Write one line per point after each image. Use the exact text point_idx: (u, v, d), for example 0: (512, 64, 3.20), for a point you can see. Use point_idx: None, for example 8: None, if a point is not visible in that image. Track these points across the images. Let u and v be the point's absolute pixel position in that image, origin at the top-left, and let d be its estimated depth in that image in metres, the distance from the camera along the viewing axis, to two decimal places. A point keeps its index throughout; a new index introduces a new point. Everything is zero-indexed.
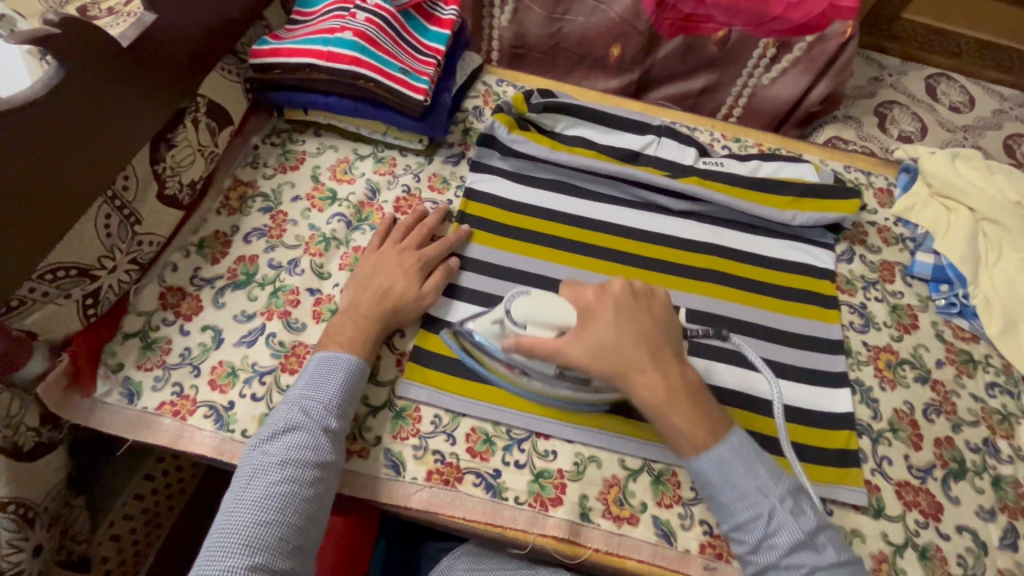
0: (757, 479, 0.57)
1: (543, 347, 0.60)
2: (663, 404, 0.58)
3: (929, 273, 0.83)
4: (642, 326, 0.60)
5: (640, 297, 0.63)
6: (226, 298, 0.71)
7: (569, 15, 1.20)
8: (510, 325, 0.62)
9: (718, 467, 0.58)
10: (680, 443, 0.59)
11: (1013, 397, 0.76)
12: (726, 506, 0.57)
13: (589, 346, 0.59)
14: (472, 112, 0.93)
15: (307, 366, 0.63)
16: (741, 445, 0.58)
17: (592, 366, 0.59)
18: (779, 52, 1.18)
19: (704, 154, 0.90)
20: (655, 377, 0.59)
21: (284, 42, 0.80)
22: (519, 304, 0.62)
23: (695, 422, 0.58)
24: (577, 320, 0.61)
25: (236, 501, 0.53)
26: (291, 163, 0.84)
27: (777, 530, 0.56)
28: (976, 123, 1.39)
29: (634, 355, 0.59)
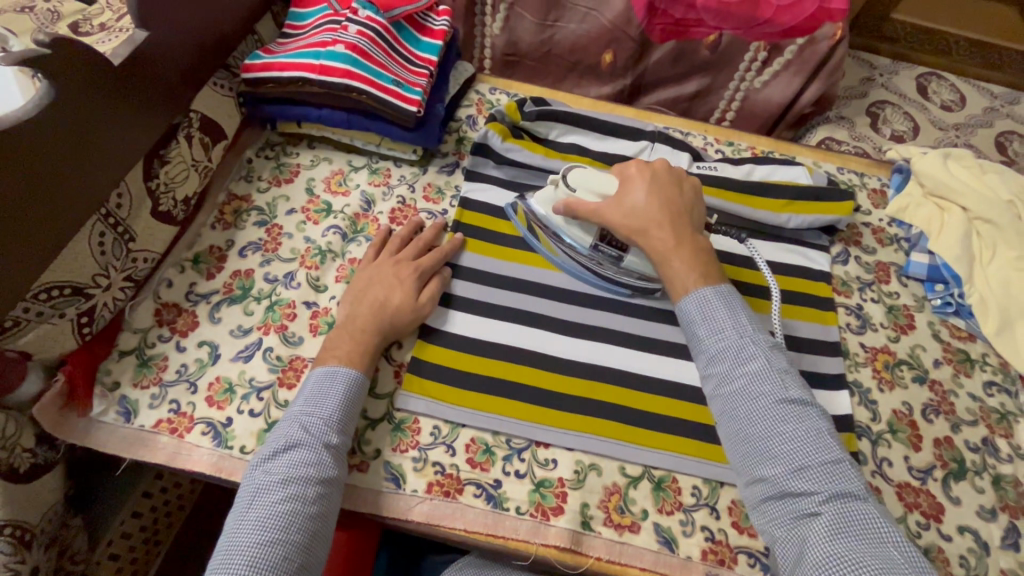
0: (739, 322, 0.64)
1: (586, 207, 0.72)
2: (670, 251, 0.68)
3: (925, 272, 0.83)
4: (667, 201, 0.71)
5: (674, 174, 0.74)
6: (223, 313, 0.71)
7: (561, 22, 1.21)
8: (564, 187, 0.74)
9: (697, 305, 0.66)
10: (676, 284, 0.68)
11: (1010, 395, 0.76)
12: (703, 341, 0.65)
13: (621, 206, 0.71)
14: (465, 121, 0.93)
15: (306, 383, 0.63)
16: (728, 294, 0.67)
17: (621, 221, 0.70)
18: (769, 55, 1.19)
19: (698, 159, 0.90)
20: (670, 235, 0.68)
21: (276, 55, 0.80)
22: (576, 173, 0.73)
23: (693, 270, 0.68)
24: (617, 187, 0.72)
25: (239, 522, 0.53)
26: (286, 176, 0.84)
27: (757, 382, 0.61)
28: (967, 121, 1.40)
29: (658, 216, 0.69)
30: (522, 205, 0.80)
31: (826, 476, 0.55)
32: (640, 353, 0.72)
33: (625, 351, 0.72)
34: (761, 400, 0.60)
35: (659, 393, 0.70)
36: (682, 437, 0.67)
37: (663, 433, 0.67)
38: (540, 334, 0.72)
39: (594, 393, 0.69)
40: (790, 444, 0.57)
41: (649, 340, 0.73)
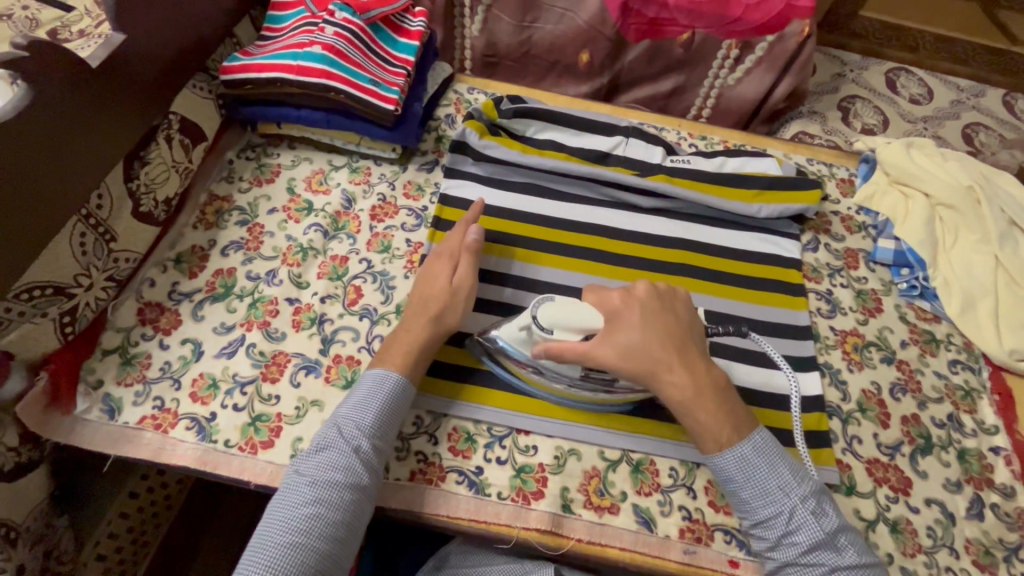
0: (770, 460, 0.60)
1: (573, 351, 0.61)
2: (693, 400, 0.61)
3: (891, 257, 0.86)
4: (668, 332, 0.63)
5: (664, 298, 0.66)
6: (205, 311, 0.72)
7: (538, 23, 1.23)
8: (537, 331, 0.62)
9: (735, 462, 0.60)
10: (709, 442, 0.61)
11: (974, 372, 0.79)
12: (734, 478, 0.61)
13: (615, 344, 0.61)
14: (444, 120, 0.95)
15: (360, 385, 0.64)
16: (765, 445, 0.61)
17: (617, 363, 0.60)
18: (741, 52, 1.22)
19: (671, 153, 0.93)
20: (684, 378, 0.61)
21: (254, 57, 0.81)
22: (546, 310, 0.62)
23: (724, 422, 0.61)
24: (603, 322, 0.62)
25: (268, 517, 0.55)
26: (267, 176, 0.85)
27: (797, 528, 0.58)
28: (935, 114, 1.44)
29: (663, 357, 0.61)
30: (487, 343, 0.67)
31: (812, 529, 0.58)
32: None
33: None
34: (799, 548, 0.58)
35: None
36: (659, 421, 0.69)
37: (640, 417, 0.69)
38: None
39: None
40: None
41: None
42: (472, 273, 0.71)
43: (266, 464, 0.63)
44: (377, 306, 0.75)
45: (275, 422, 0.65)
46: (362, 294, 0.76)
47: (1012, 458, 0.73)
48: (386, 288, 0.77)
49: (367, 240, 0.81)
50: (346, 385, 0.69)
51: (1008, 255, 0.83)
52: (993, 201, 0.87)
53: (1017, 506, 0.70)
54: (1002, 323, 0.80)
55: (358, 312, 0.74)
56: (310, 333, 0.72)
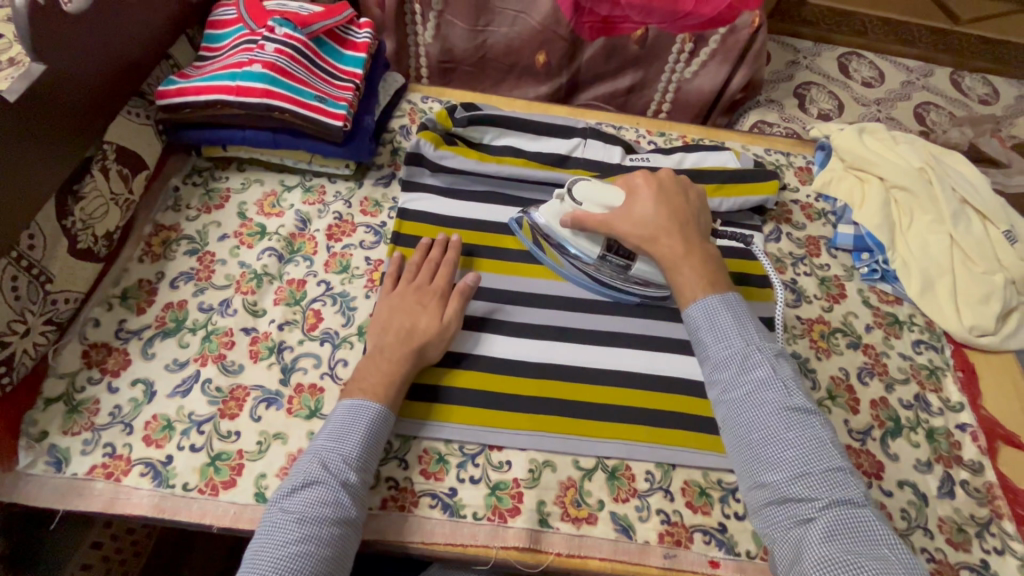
0: (746, 332, 0.65)
1: (594, 221, 0.73)
2: (680, 259, 0.70)
3: (851, 243, 0.87)
4: (676, 210, 0.73)
5: (680, 184, 0.76)
6: (156, 348, 0.69)
7: (491, 27, 1.22)
8: (569, 202, 0.74)
9: (705, 313, 0.67)
10: (687, 292, 0.69)
11: (938, 351, 0.81)
12: (714, 365, 0.65)
13: (631, 217, 0.72)
14: (399, 131, 0.93)
15: (334, 416, 0.62)
16: (735, 303, 0.67)
17: (631, 231, 0.72)
18: (696, 45, 1.22)
19: (630, 151, 0.92)
20: (678, 242, 0.70)
21: (192, 79, 0.78)
22: (581, 186, 0.74)
23: (703, 278, 0.69)
24: (624, 198, 0.74)
25: (254, 556, 0.53)
26: (216, 202, 0.82)
27: (767, 402, 0.60)
28: (887, 96, 1.47)
29: (666, 225, 0.71)
30: (527, 220, 0.81)
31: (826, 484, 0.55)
32: (587, 345, 0.74)
33: (570, 346, 0.73)
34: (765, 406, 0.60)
35: (607, 383, 0.71)
36: (634, 425, 0.68)
37: (614, 422, 0.68)
38: (491, 338, 0.73)
39: (545, 391, 0.70)
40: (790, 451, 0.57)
41: (596, 333, 0.75)
42: (460, 313, 0.71)
43: (228, 504, 0.60)
44: (338, 329, 0.73)
45: (236, 459, 0.63)
46: (322, 319, 0.74)
47: (977, 433, 0.74)
48: (347, 310, 0.75)
49: (325, 261, 0.78)
50: (309, 415, 0.66)
51: (962, 232, 0.84)
52: (944, 181, 0.88)
53: (986, 480, 0.71)
54: (961, 299, 0.82)
55: (318, 338, 0.72)
56: (270, 363, 0.69)
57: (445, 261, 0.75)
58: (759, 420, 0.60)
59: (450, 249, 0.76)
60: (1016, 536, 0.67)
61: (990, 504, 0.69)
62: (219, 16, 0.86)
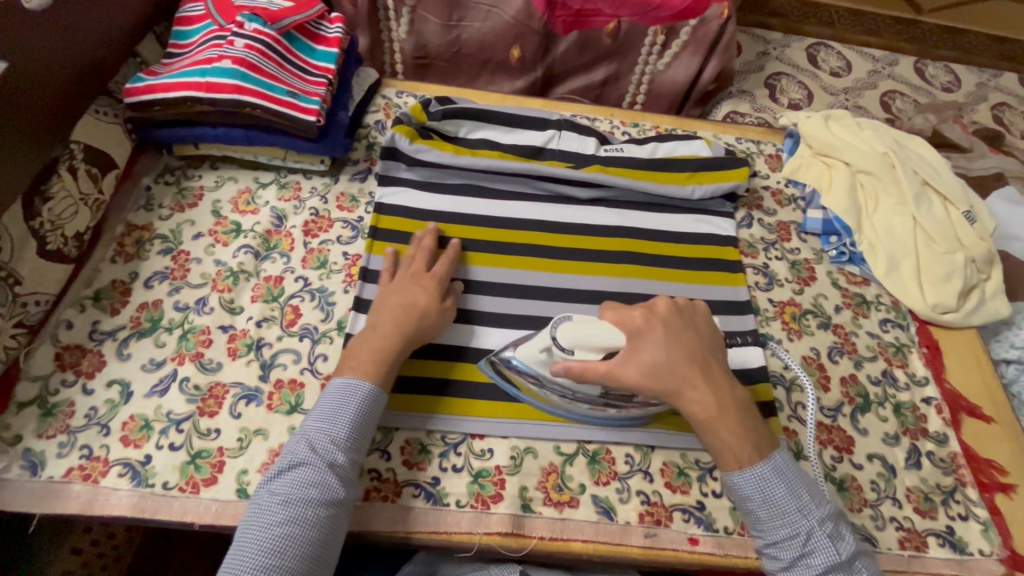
0: (799, 499, 0.59)
1: (596, 371, 0.61)
2: (715, 419, 0.61)
3: (819, 227, 0.90)
4: (687, 347, 0.63)
5: (684, 315, 0.66)
6: (132, 348, 0.68)
7: (465, 21, 1.22)
8: (558, 351, 0.63)
9: (754, 483, 0.60)
10: (727, 457, 0.61)
11: (904, 329, 0.84)
12: (765, 522, 0.60)
13: (638, 364, 0.61)
14: (374, 126, 0.93)
15: (323, 398, 0.62)
16: (783, 465, 0.60)
17: (641, 384, 0.61)
18: (667, 38, 1.24)
19: (605, 142, 0.94)
20: (706, 394, 0.62)
21: (160, 76, 0.76)
22: (566, 333, 0.63)
23: (745, 440, 0.61)
24: (626, 341, 0.62)
25: (242, 536, 0.54)
26: (189, 200, 0.81)
27: (816, 548, 0.58)
28: (855, 85, 1.51)
29: (687, 373, 0.62)
30: (500, 363, 0.69)
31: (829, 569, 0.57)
32: None
33: None
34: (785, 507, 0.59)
35: None
36: (613, 410, 0.70)
37: None
38: (470, 329, 0.74)
39: None
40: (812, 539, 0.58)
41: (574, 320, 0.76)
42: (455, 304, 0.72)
43: (209, 501, 0.60)
44: (317, 324, 0.73)
45: (217, 456, 0.62)
46: (300, 314, 0.73)
47: (942, 406, 0.77)
48: (326, 305, 0.75)
49: (302, 257, 0.78)
50: (290, 410, 0.66)
51: (924, 214, 0.87)
52: (907, 165, 0.91)
53: (950, 451, 0.74)
54: (924, 279, 0.85)
55: (298, 333, 0.72)
56: (249, 360, 0.69)
57: (448, 254, 0.75)
58: (776, 509, 0.59)
59: (454, 245, 0.77)
60: (979, 503, 0.70)
61: (955, 472, 0.72)
62: (187, 12, 0.85)
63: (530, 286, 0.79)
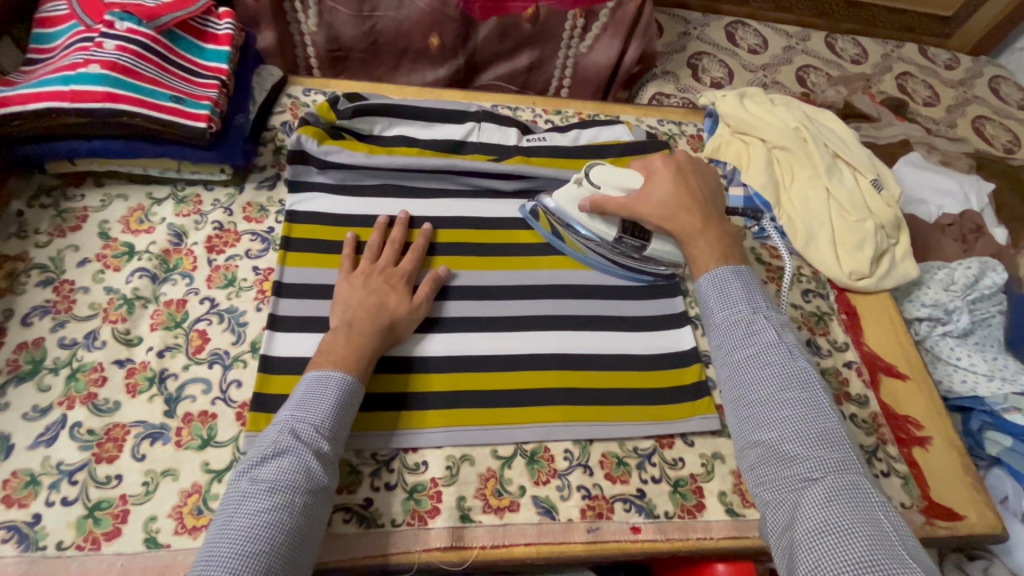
0: (754, 301, 0.64)
1: (614, 203, 0.74)
2: (697, 233, 0.70)
3: (742, 204, 0.91)
4: (692, 189, 0.73)
5: (696, 169, 0.76)
6: (10, 396, 0.61)
7: (378, 11, 1.16)
8: (587, 185, 0.77)
9: (717, 283, 0.66)
10: (699, 263, 0.69)
11: (824, 297, 0.87)
12: (714, 313, 0.65)
13: (650, 199, 0.72)
14: (280, 129, 0.86)
15: (300, 386, 0.59)
16: (746, 277, 0.66)
17: (650, 213, 0.72)
18: (587, 21, 1.23)
19: (527, 132, 0.91)
20: (698, 218, 0.70)
21: (16, 86, 0.67)
22: (598, 170, 0.76)
23: (716, 252, 0.68)
24: (642, 180, 0.74)
25: (221, 530, 0.49)
26: (72, 223, 0.73)
27: (761, 334, 0.62)
28: (772, 61, 1.55)
29: (687, 202, 0.71)
30: (542, 208, 0.83)
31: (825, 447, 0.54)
32: (495, 332, 0.73)
33: (479, 336, 0.72)
34: (776, 369, 0.59)
35: (519, 369, 0.70)
36: (550, 407, 0.69)
37: (529, 407, 0.68)
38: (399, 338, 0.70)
39: (457, 384, 0.68)
40: (785, 410, 0.57)
41: (505, 319, 0.74)
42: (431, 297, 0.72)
43: (112, 558, 0.54)
44: (228, 348, 0.67)
45: (119, 505, 0.57)
46: (208, 339, 0.68)
47: (861, 368, 0.81)
48: (237, 327, 0.69)
49: (207, 276, 0.72)
50: (201, 444, 0.61)
51: (837, 185, 0.90)
52: (818, 138, 0.94)
53: (871, 411, 0.77)
54: (840, 248, 0.88)
55: (206, 360, 0.66)
56: (151, 395, 0.63)
57: (417, 244, 0.75)
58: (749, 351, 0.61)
59: (424, 236, 0.76)
60: (898, 458, 0.74)
61: (876, 432, 0.76)
62: (48, 12, 0.75)
63: (466, 285, 0.76)
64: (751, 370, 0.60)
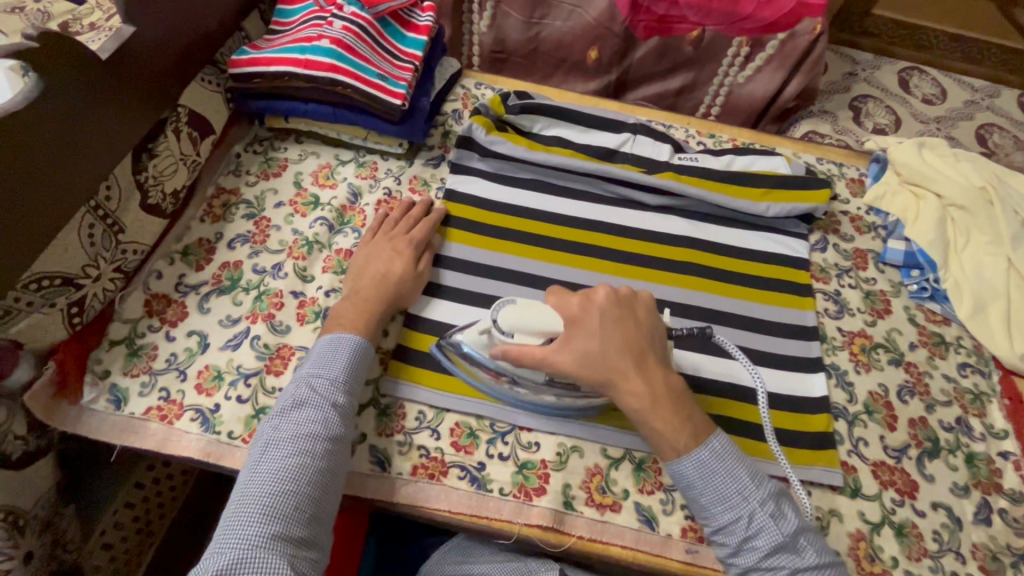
0: (739, 482, 0.59)
1: (531, 355, 0.60)
2: (648, 408, 0.60)
3: (901, 259, 0.85)
4: (630, 342, 0.62)
5: (624, 305, 0.64)
6: (212, 303, 0.72)
7: (546, 19, 1.23)
8: (498, 334, 0.62)
9: (695, 471, 0.59)
10: (667, 450, 0.61)
11: (984, 376, 0.78)
12: (706, 507, 0.59)
13: (574, 352, 0.60)
14: (451, 115, 0.94)
15: (316, 348, 0.64)
16: (723, 450, 0.60)
17: (579, 374, 0.60)
18: (752, 50, 1.20)
19: (680, 150, 0.92)
20: (641, 386, 0.60)
21: (263, 51, 0.81)
22: (506, 313, 0.62)
23: (682, 431, 0.60)
24: (564, 327, 0.61)
25: (251, 474, 0.55)
26: (274, 169, 0.85)
27: (757, 531, 0.57)
28: (948, 114, 1.42)
29: (620, 365, 0.60)
30: (450, 347, 0.68)
31: (801, 559, 0.56)
32: None
33: None
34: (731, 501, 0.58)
35: None
36: None
37: None
38: None
39: None
40: (748, 524, 0.57)
41: None
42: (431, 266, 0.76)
43: None
44: None
45: None
46: None
47: (1021, 463, 0.72)
48: None
49: None
50: None
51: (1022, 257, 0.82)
52: (1007, 203, 0.85)
53: None
54: (1014, 327, 0.79)
55: None
56: (315, 327, 0.72)
57: (426, 218, 0.78)
58: (717, 493, 0.59)
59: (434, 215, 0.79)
60: None
61: None
62: None
63: (492, 265, 0.79)
64: (722, 508, 0.58)
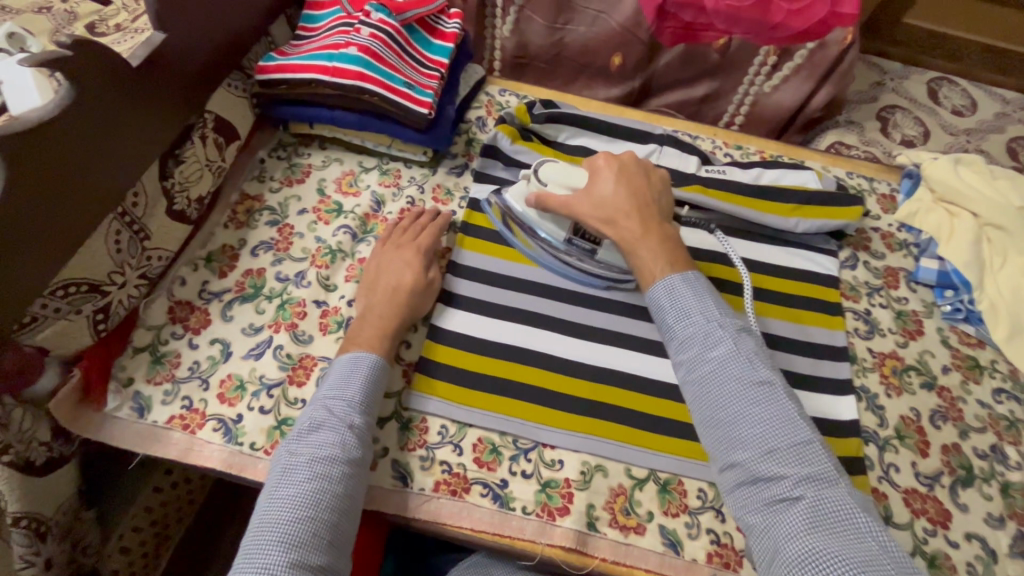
0: (736, 355, 0.60)
1: (556, 201, 0.72)
2: (637, 240, 0.68)
3: (934, 278, 0.83)
4: (638, 191, 0.71)
5: (642, 168, 0.74)
6: (235, 311, 0.72)
7: (570, 25, 1.21)
8: (535, 182, 0.75)
9: (692, 335, 0.62)
10: (646, 274, 0.67)
11: (1020, 402, 0.76)
12: (701, 377, 0.60)
13: (591, 198, 0.71)
14: (475, 122, 0.93)
15: (332, 369, 0.64)
16: (722, 327, 0.62)
17: (591, 212, 0.70)
18: (779, 59, 1.18)
19: (707, 162, 0.90)
20: (636, 224, 0.69)
21: (290, 57, 0.81)
22: (546, 167, 0.74)
23: (660, 259, 0.67)
24: (587, 179, 0.73)
25: (269, 502, 0.53)
26: (298, 176, 0.85)
27: (744, 399, 0.57)
28: (979, 127, 1.39)
29: (625, 206, 0.70)
30: (497, 202, 0.80)
31: (798, 459, 0.54)
32: (649, 356, 0.73)
33: (632, 354, 0.72)
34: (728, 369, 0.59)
35: (666, 396, 0.70)
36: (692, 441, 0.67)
37: (674, 436, 0.68)
38: (553, 338, 0.73)
39: (605, 396, 0.69)
40: (741, 407, 0.57)
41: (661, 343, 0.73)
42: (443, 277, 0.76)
43: None
44: None
45: None
46: None
47: None
48: None
49: None
50: None
51: None
52: None
53: None
54: None
55: None
56: (337, 337, 0.71)
57: (435, 226, 0.78)
58: (711, 360, 0.60)
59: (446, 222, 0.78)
60: None
61: None
62: None
63: (510, 275, 0.77)
64: (716, 384, 0.59)
